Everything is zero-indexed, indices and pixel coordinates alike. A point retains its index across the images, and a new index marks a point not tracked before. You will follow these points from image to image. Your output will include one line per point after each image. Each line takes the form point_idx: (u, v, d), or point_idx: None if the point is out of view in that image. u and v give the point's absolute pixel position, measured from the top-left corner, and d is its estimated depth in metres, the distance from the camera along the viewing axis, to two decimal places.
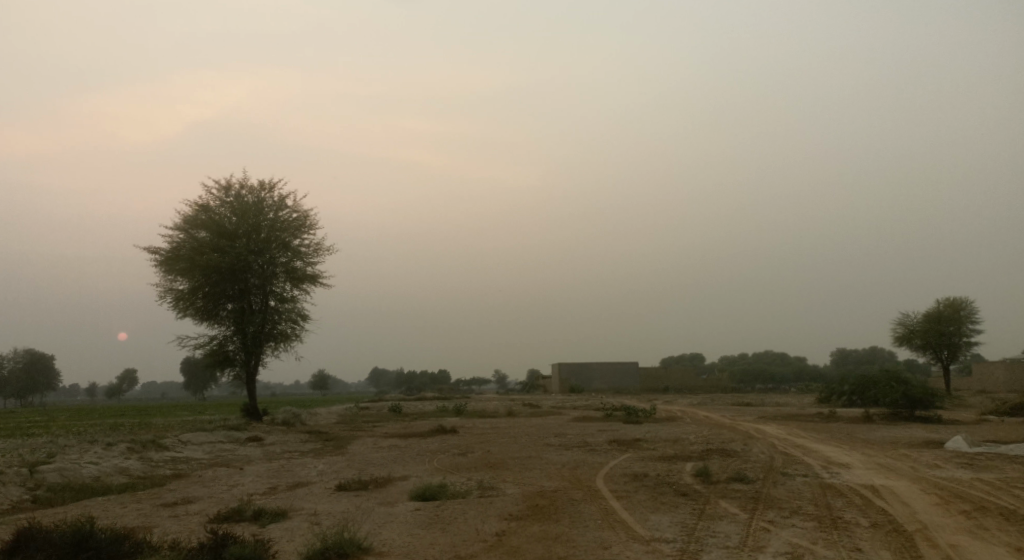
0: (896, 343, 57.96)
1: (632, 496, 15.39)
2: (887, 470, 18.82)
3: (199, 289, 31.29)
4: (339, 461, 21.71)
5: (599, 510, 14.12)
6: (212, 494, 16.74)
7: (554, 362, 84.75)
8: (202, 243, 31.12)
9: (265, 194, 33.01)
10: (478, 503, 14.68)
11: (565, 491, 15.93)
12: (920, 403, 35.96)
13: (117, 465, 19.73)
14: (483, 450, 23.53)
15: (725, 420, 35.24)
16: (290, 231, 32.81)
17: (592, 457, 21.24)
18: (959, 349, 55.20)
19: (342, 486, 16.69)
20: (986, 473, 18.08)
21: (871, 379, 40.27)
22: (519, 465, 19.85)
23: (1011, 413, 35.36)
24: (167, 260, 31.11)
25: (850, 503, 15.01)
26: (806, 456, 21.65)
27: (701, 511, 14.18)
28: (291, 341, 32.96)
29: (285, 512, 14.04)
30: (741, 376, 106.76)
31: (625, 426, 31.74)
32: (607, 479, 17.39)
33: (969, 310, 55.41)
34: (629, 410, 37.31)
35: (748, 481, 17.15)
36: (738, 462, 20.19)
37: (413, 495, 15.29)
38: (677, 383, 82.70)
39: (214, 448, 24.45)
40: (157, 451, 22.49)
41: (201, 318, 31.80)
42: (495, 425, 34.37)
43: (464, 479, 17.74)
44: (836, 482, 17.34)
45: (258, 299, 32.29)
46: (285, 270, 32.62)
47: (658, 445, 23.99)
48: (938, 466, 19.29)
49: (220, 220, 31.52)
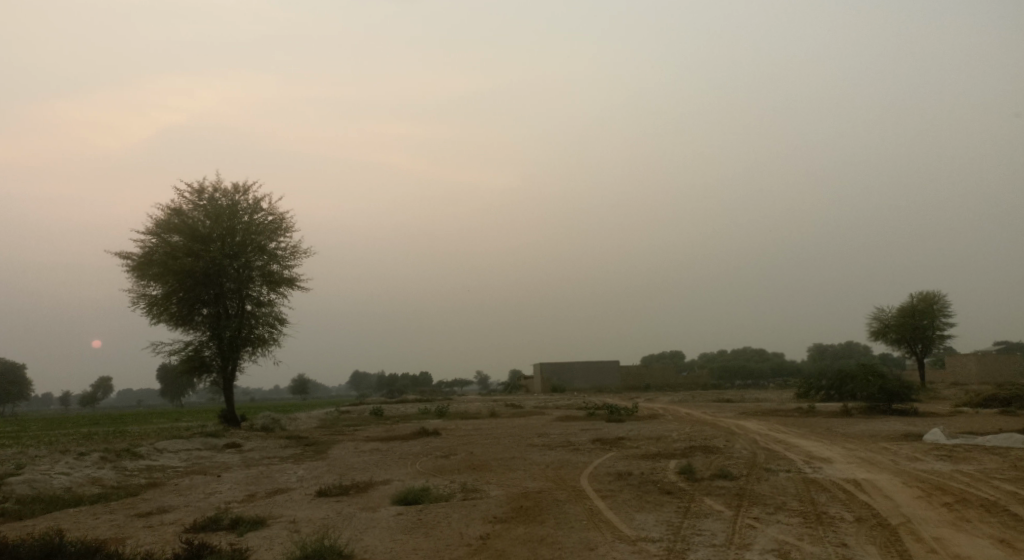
0: (871, 338, 58.40)
1: (617, 496, 15.26)
2: (869, 464, 18.85)
3: (173, 295, 30.79)
4: (320, 466, 21.40)
5: (584, 510, 13.98)
6: (189, 503, 16.41)
7: (535, 362, 84.64)
8: (176, 247, 30.64)
9: (239, 197, 32.58)
10: (461, 506, 14.48)
11: (549, 492, 15.78)
12: (897, 396, 36.20)
13: (90, 475, 19.31)
14: (465, 452, 23.32)
15: (706, 417, 35.31)
16: (266, 234, 32.40)
17: (575, 457, 21.09)
18: (933, 342, 55.73)
19: (322, 492, 16.42)
20: (967, 465, 18.15)
21: (849, 373, 40.49)
22: (502, 466, 19.66)
23: (986, 404, 35.71)
24: (140, 266, 30.58)
25: (834, 498, 14.98)
26: (788, 451, 21.65)
27: (686, 510, 14.08)
28: (269, 345, 32.52)
29: (263, 520, 13.78)
30: (720, 373, 107.25)
31: (607, 425, 31.65)
32: (591, 479, 17.25)
33: (942, 303, 55.96)
34: (611, 409, 37.23)
35: (732, 478, 17.09)
36: (722, 459, 20.13)
37: (395, 500, 15.06)
38: (657, 381, 82.82)
39: (191, 456, 24.04)
40: (132, 460, 22.06)
41: (176, 323, 31.30)
42: (477, 427, 34.15)
43: (447, 482, 17.52)
44: (819, 476, 17.32)
45: (235, 304, 31.87)
46: (262, 274, 32.21)
47: (641, 443, 23.91)
48: (919, 459, 19.36)
49: (193, 224, 31.06)
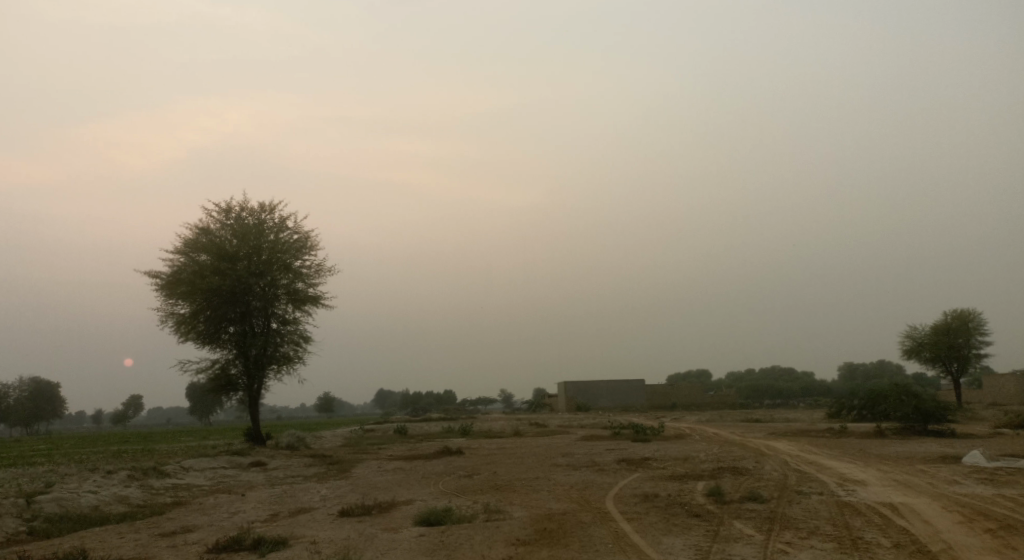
0: (904, 357, 57.28)
1: (643, 518, 14.91)
2: (905, 487, 18.30)
3: (200, 313, 30.96)
4: (344, 486, 21.24)
5: (609, 533, 13.66)
6: (212, 523, 16.31)
7: (561, 381, 84.12)
8: (203, 266, 30.83)
9: (266, 216, 32.78)
10: (484, 528, 14.22)
11: (574, 514, 15.46)
12: (932, 416, 35.33)
13: (116, 494, 19.30)
14: (489, 472, 23.06)
15: (735, 437, 34.69)
16: (292, 252, 32.54)
17: (601, 478, 20.72)
18: (969, 361, 54.50)
19: (345, 511, 16.24)
20: (1008, 489, 17.55)
21: (882, 392, 39.65)
22: (526, 487, 19.36)
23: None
24: (168, 284, 30.80)
25: (869, 522, 14.51)
26: (820, 473, 21.11)
27: (715, 533, 13.70)
28: (294, 363, 32.57)
29: (285, 540, 13.62)
30: (748, 393, 105.92)
31: (633, 445, 31.20)
32: (617, 501, 16.90)
33: (977, 321, 54.77)
34: (637, 428, 36.76)
35: (762, 501, 16.65)
36: (752, 481, 19.66)
37: (417, 521, 14.84)
38: (684, 400, 81.83)
39: (216, 475, 24.01)
40: (158, 478, 22.07)
41: (202, 342, 31.45)
42: (502, 446, 33.82)
43: (470, 502, 17.26)
44: (853, 500, 16.81)
45: (260, 322, 31.98)
46: (287, 292, 32.31)
47: (668, 464, 23.48)
48: (957, 482, 18.76)
49: (220, 243, 31.28)
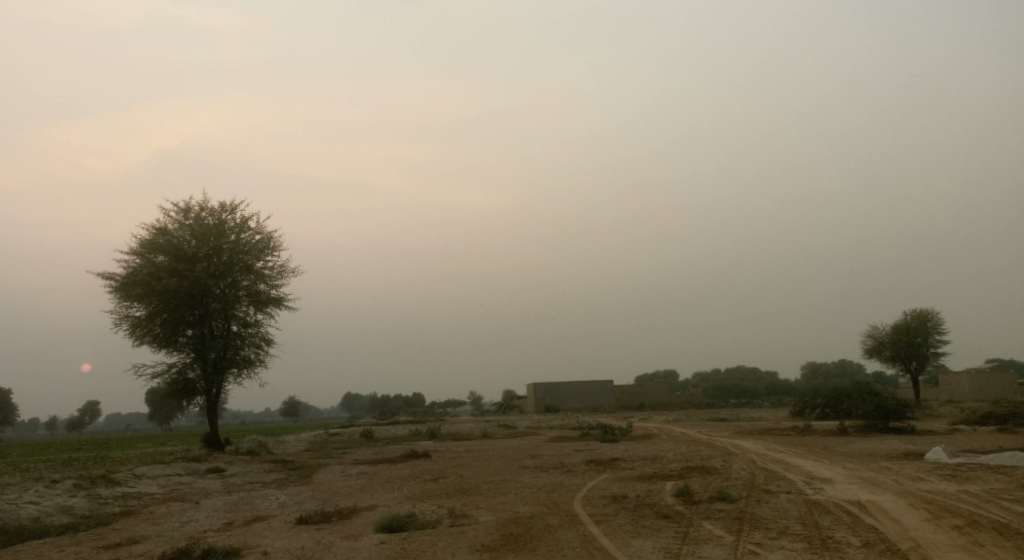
0: (865, 356, 57.86)
1: (612, 520, 14.56)
2: (871, 484, 18.21)
3: (156, 316, 29.97)
4: (304, 492, 20.60)
5: (577, 537, 13.25)
6: (161, 533, 15.61)
7: (530, 383, 83.81)
8: (161, 268, 29.82)
9: (226, 216, 31.87)
10: (448, 534, 13.72)
11: (542, 517, 15.05)
12: (893, 414, 35.61)
13: (60, 504, 18.45)
14: (455, 475, 22.59)
15: (702, 437, 34.65)
16: (253, 253, 31.70)
17: (569, 479, 20.34)
18: (927, 360, 55.21)
19: (303, 519, 15.61)
20: (973, 485, 17.51)
21: (844, 391, 39.86)
22: (492, 490, 18.91)
23: (982, 421, 35.17)
24: (123, 286, 29.73)
25: (838, 521, 14.31)
26: (787, 472, 21.00)
27: (684, 535, 13.39)
28: (255, 367, 31.78)
29: (236, 550, 13.00)
30: (713, 392, 106.62)
31: (600, 446, 30.93)
32: (585, 503, 16.52)
33: (936, 320, 55.55)
34: (605, 429, 36.53)
35: (731, 500, 16.39)
36: (720, 480, 19.46)
37: (379, 527, 14.33)
38: (652, 400, 82.04)
39: (170, 482, 23.17)
40: (107, 487, 21.22)
41: (159, 345, 30.45)
42: (469, 449, 33.33)
43: (434, 507, 16.76)
44: (821, 498, 16.65)
45: (220, 324, 31.10)
46: (248, 294, 31.51)
47: (637, 465, 23.17)
48: (922, 479, 18.70)
49: (179, 244, 30.33)
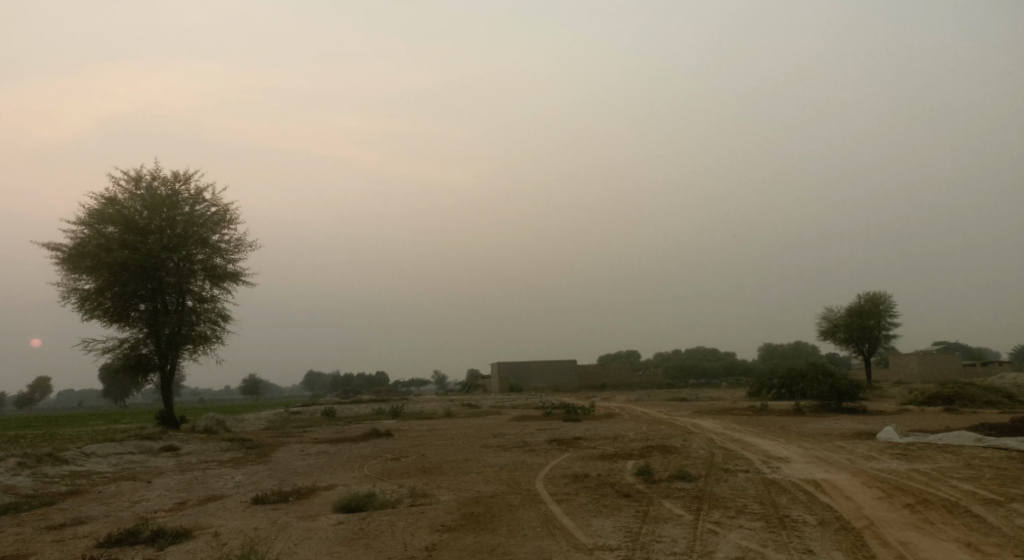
0: (820, 337, 58.76)
1: (572, 499, 14.50)
2: (827, 463, 18.44)
3: (107, 289, 29.13)
4: (260, 471, 20.25)
5: (538, 517, 13.14)
6: (110, 513, 15.19)
7: (493, 362, 83.90)
8: (111, 240, 28.96)
9: (180, 187, 31.03)
10: (406, 513, 13.52)
11: (502, 496, 14.94)
12: (847, 394, 36.25)
13: (4, 483, 17.87)
14: (416, 454, 22.40)
15: (663, 416, 34.91)
16: (208, 226, 30.95)
17: (531, 459, 20.27)
18: (880, 341, 56.29)
19: (258, 499, 15.31)
20: (923, 463, 17.81)
21: (800, 371, 40.42)
22: (453, 469, 18.75)
23: (929, 402, 35.98)
24: (71, 258, 28.79)
25: (795, 500, 14.43)
26: (745, 451, 21.18)
27: (644, 514, 13.36)
28: (211, 343, 31.15)
29: (187, 531, 12.68)
30: (673, 372, 107.71)
31: (562, 425, 30.96)
32: (545, 482, 16.45)
33: (888, 303, 56.62)
34: (567, 408, 36.63)
35: (690, 479, 16.46)
36: (680, 459, 19.55)
37: (336, 507, 14.09)
38: (613, 380, 82.59)
39: (121, 461, 22.61)
40: (55, 465, 20.63)
41: (110, 320, 29.64)
42: (431, 428, 33.14)
43: (394, 486, 16.57)
44: (778, 477, 16.80)
45: (174, 299, 30.38)
46: (204, 268, 30.84)
47: (598, 444, 23.21)
48: (875, 458, 19.00)
49: (130, 215, 29.46)
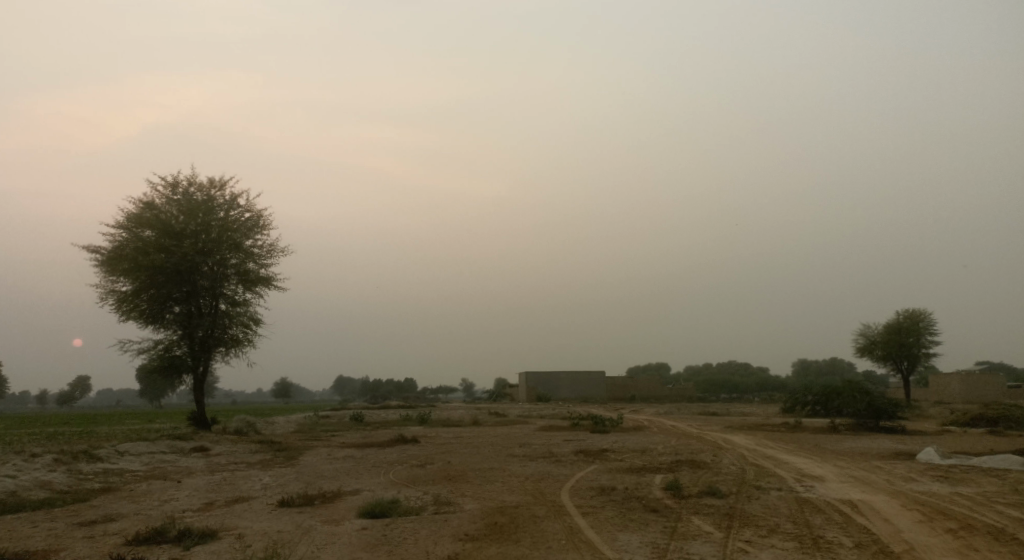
0: (857, 354, 57.67)
1: (599, 512, 14.28)
2: (862, 483, 17.98)
3: (143, 291, 29.53)
4: (288, 474, 20.30)
5: (564, 529, 12.94)
6: (140, 512, 15.30)
7: (521, 371, 83.68)
8: (148, 243, 29.38)
9: (216, 192, 31.40)
10: (431, 521, 13.41)
11: (528, 507, 14.77)
12: (884, 413, 35.42)
13: (38, 479, 18.11)
14: (443, 461, 22.29)
15: (693, 430, 34.43)
16: (242, 231, 31.26)
17: (558, 469, 20.07)
18: (919, 360, 55.07)
19: (284, 501, 15.32)
20: (965, 487, 17.28)
21: (835, 388, 39.64)
22: (480, 478, 18.63)
23: (971, 423, 35.04)
24: (109, 260, 29.26)
25: (830, 520, 14.06)
26: (777, 468, 20.74)
27: (672, 530, 13.10)
28: (243, 346, 31.41)
29: (213, 532, 12.71)
30: (704, 387, 106.46)
31: (589, 436, 30.68)
32: (572, 494, 16.24)
33: (928, 321, 55.39)
34: (596, 419, 36.30)
35: (720, 496, 16.14)
36: (709, 475, 19.20)
37: (361, 512, 14.03)
38: (642, 393, 81.90)
39: (153, 460, 22.82)
40: (88, 462, 20.88)
41: (145, 321, 30.05)
42: (458, 435, 33.04)
43: (419, 493, 16.49)
44: (812, 496, 16.39)
45: (208, 302, 30.71)
46: (237, 273, 31.13)
47: (626, 456, 22.91)
48: (913, 479, 18.49)
49: (167, 219, 29.87)
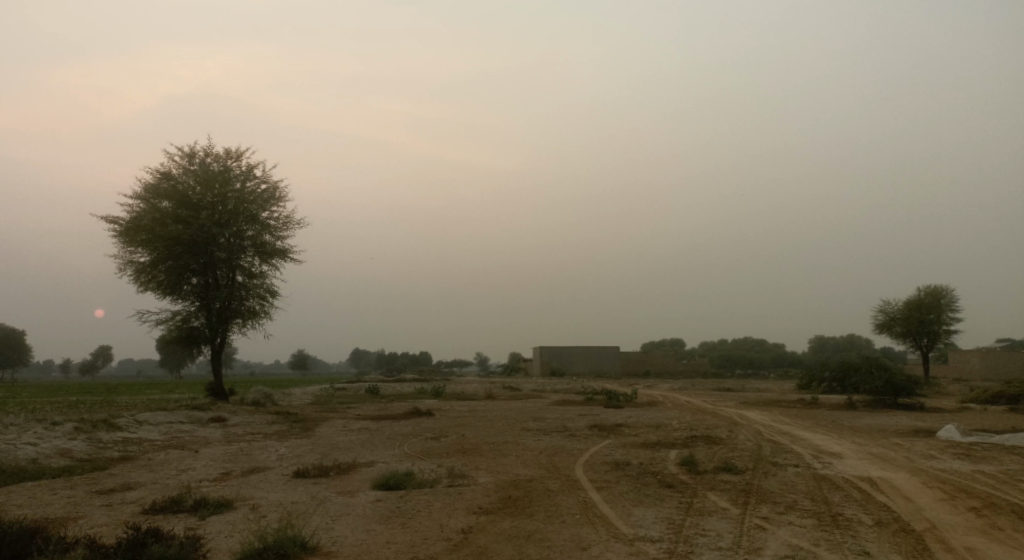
0: (876, 331, 57.14)
1: (614, 487, 14.20)
2: (882, 461, 17.78)
3: (160, 262, 29.61)
4: (304, 445, 20.39)
5: (578, 503, 12.87)
6: (157, 481, 15.37)
7: (536, 345, 83.68)
8: (166, 214, 29.41)
9: (232, 163, 31.34)
10: (444, 494, 13.38)
11: (542, 481, 14.69)
12: (902, 390, 35.07)
13: (58, 447, 18.25)
14: (457, 434, 22.29)
15: (708, 406, 34.29)
16: (258, 203, 31.19)
17: (572, 444, 20.00)
18: (939, 337, 54.49)
19: (299, 472, 15.35)
20: (987, 465, 17.04)
21: (853, 365, 39.29)
22: (494, 452, 18.58)
23: (992, 401, 34.65)
24: (127, 231, 29.32)
25: (849, 498, 13.88)
26: (794, 445, 20.58)
27: (688, 505, 12.98)
28: (259, 318, 31.48)
29: (228, 502, 12.73)
30: (719, 362, 106.28)
31: (604, 411, 30.60)
32: (586, 468, 16.16)
33: (949, 297, 54.71)
34: (610, 394, 36.19)
35: (737, 472, 16.00)
36: (725, 451, 19.06)
37: (375, 484, 14.02)
38: (657, 368, 81.79)
39: (170, 430, 22.97)
40: (107, 431, 21.04)
41: (163, 292, 30.17)
42: (472, 409, 32.98)
43: (433, 466, 16.45)
44: (830, 473, 16.23)
45: (225, 274, 30.76)
46: (253, 244, 31.14)
47: (641, 431, 22.79)
48: (934, 457, 18.26)
49: (184, 190, 29.87)
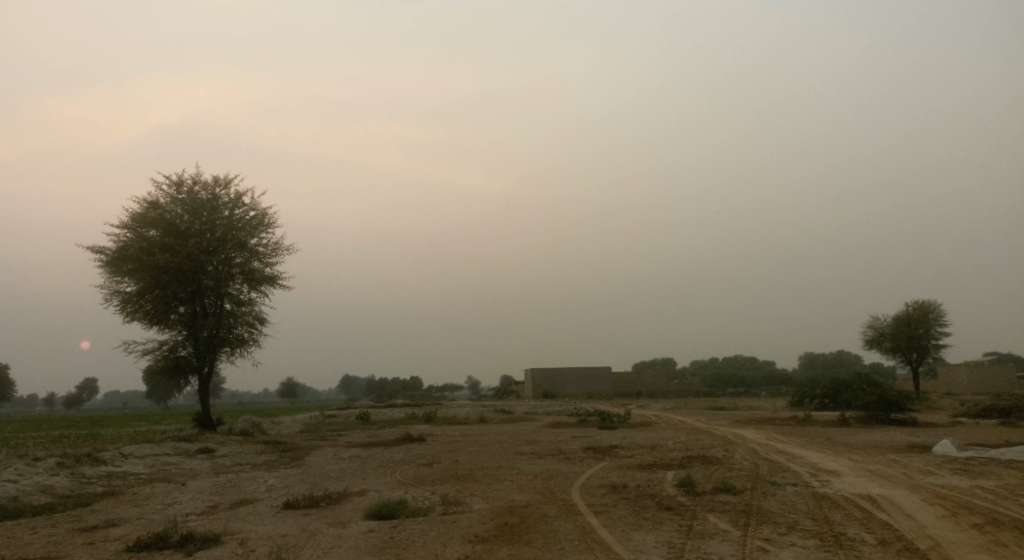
0: (866, 347, 57.12)
1: (612, 511, 13.91)
2: (880, 477, 17.56)
3: (147, 292, 29.23)
4: (294, 474, 20.01)
5: (576, 529, 12.58)
6: (142, 516, 14.97)
7: (527, 368, 83.29)
8: (152, 243, 29.08)
9: (220, 191, 31.07)
10: (439, 522, 13.06)
11: (539, 507, 14.39)
12: (895, 406, 34.90)
13: (41, 483, 17.82)
14: (450, 460, 21.94)
15: (702, 425, 34.04)
16: (247, 230, 30.92)
17: (567, 467, 19.71)
18: (928, 352, 54.50)
19: (289, 503, 15.00)
20: (987, 480, 16.85)
21: (844, 382, 39.15)
22: (488, 477, 18.27)
23: (984, 414, 34.54)
24: (113, 261, 28.94)
25: (850, 517, 13.65)
26: (791, 463, 20.34)
27: (688, 528, 12.72)
28: (248, 346, 31.12)
29: (216, 537, 12.37)
30: (710, 381, 106.04)
31: (598, 433, 30.31)
32: (582, 492, 15.86)
33: (938, 312, 54.76)
34: (603, 415, 35.86)
35: (735, 492, 15.75)
36: (723, 471, 18.82)
37: (368, 513, 13.68)
38: (648, 388, 81.47)
39: (157, 462, 22.52)
40: (92, 465, 20.60)
41: (150, 322, 29.76)
42: (464, 433, 32.61)
43: (426, 493, 16.12)
44: (829, 492, 16.01)
45: (212, 302, 30.40)
46: (242, 272, 30.82)
47: (636, 453, 22.49)
48: (932, 473, 18.06)
49: (171, 218, 29.56)
